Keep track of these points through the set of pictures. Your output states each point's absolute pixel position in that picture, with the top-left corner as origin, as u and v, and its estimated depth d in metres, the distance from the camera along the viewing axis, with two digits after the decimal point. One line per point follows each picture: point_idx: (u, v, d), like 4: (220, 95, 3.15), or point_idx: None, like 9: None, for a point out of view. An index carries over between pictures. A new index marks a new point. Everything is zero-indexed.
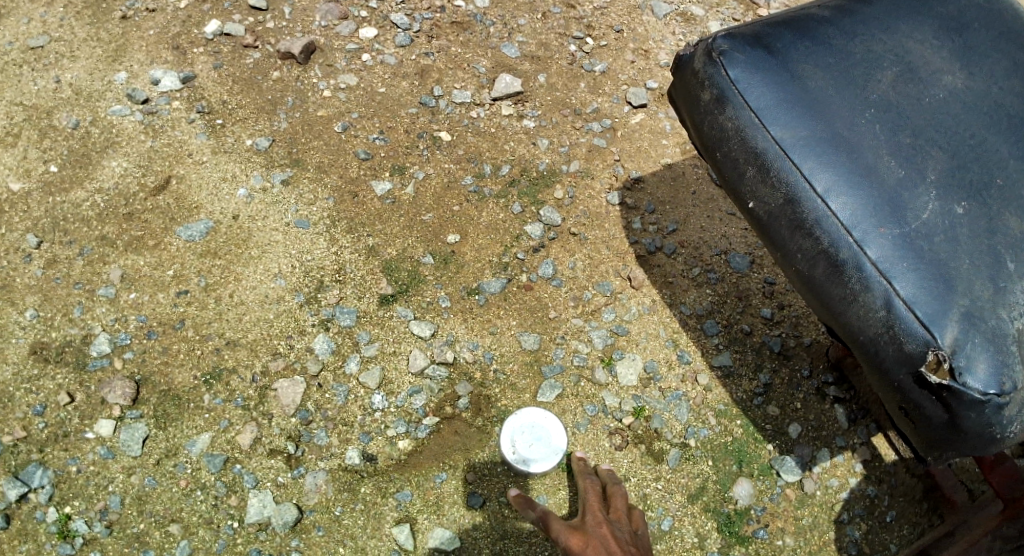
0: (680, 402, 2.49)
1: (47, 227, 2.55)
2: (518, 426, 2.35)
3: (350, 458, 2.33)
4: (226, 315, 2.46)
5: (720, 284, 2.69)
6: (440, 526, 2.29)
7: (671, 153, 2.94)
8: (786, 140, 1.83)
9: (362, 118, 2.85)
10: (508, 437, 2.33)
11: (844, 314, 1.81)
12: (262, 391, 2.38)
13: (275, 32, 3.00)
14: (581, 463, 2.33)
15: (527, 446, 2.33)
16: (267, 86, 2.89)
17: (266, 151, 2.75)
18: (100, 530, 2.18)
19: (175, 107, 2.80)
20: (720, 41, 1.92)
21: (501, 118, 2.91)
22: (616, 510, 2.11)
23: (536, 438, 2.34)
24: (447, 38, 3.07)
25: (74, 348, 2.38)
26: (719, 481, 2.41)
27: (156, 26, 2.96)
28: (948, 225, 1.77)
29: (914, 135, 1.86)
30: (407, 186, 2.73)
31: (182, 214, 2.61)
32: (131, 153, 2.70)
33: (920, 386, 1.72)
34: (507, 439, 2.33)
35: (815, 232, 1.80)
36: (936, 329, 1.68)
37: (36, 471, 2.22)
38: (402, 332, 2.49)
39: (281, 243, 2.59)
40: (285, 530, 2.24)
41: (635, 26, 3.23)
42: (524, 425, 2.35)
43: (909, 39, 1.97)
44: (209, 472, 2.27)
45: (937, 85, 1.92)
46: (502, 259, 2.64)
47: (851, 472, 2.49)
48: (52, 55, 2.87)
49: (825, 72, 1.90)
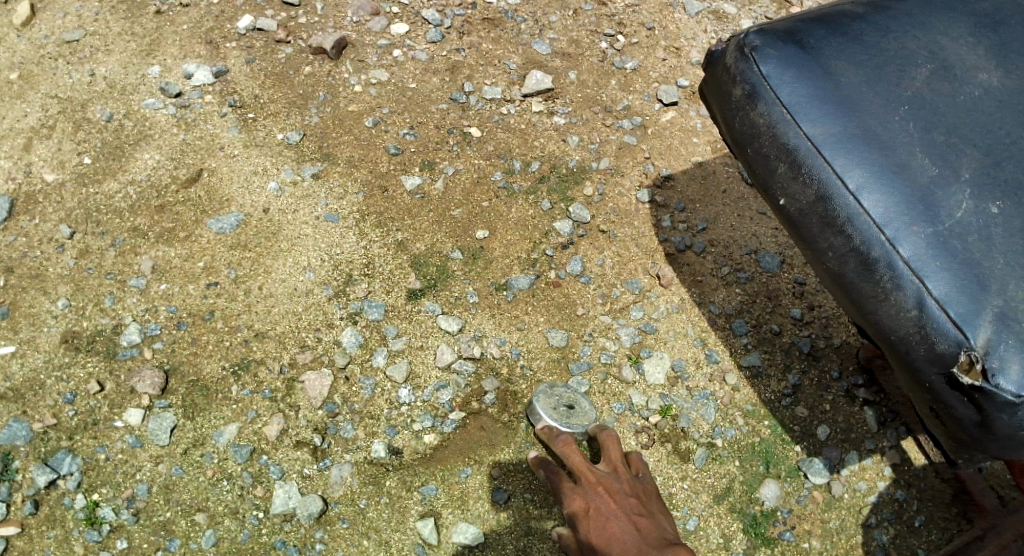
0: (707, 402, 2.49)
1: (80, 218, 2.58)
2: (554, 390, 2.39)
3: (376, 451, 2.33)
4: (255, 307, 2.48)
5: (749, 284, 2.67)
6: (464, 521, 2.29)
7: (701, 151, 2.93)
8: (818, 136, 1.82)
9: (392, 113, 2.86)
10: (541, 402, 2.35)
11: (875, 313, 1.79)
12: (290, 383, 2.39)
13: (307, 27, 3.02)
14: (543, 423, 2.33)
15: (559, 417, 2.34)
16: (299, 80, 2.91)
17: (297, 145, 2.77)
18: (127, 517, 2.20)
19: (207, 101, 2.83)
20: (752, 37, 1.92)
21: (532, 114, 2.92)
22: (609, 459, 2.23)
23: (569, 409, 2.37)
24: (478, 34, 3.08)
25: (105, 338, 2.40)
26: (746, 481, 2.40)
27: (189, 21, 3.00)
28: (982, 224, 1.75)
29: (948, 132, 1.84)
30: (437, 181, 2.74)
31: (213, 206, 2.63)
32: (163, 146, 2.73)
33: (952, 387, 1.70)
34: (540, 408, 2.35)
35: (846, 229, 1.79)
36: (968, 330, 1.65)
37: (66, 458, 2.25)
38: (430, 326, 2.50)
39: (311, 237, 2.61)
40: (310, 522, 2.24)
41: (666, 24, 3.23)
42: (562, 392, 2.40)
43: (944, 36, 1.95)
44: (236, 462, 2.28)
45: (973, 83, 1.90)
46: (531, 255, 2.64)
47: (879, 476, 2.47)
48: (86, 49, 2.90)
49: (858, 69, 1.89)
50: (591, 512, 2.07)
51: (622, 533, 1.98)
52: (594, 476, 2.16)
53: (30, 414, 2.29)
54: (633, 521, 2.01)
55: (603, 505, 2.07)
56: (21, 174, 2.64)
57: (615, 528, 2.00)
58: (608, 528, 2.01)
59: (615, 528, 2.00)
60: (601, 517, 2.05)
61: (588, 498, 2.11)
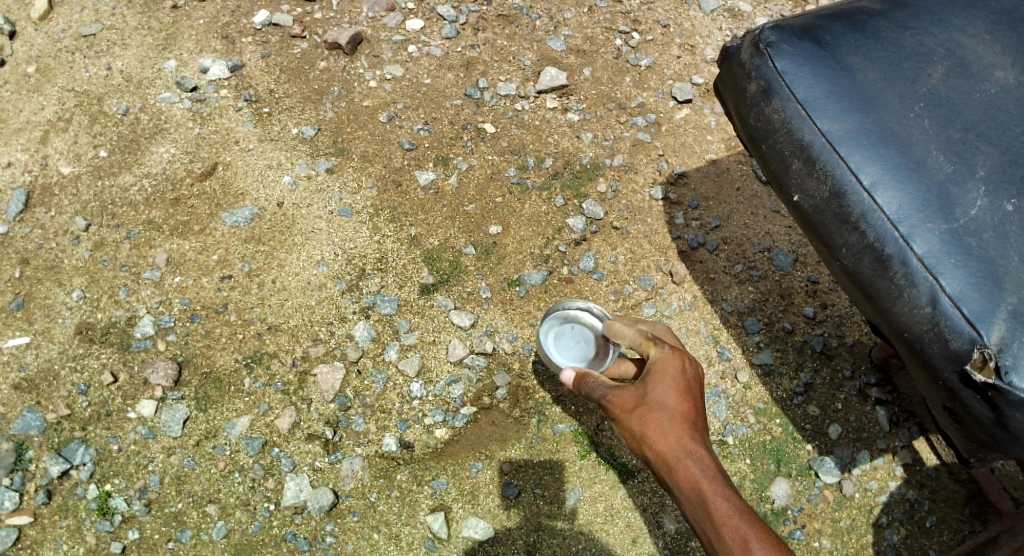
0: (718, 399, 2.49)
1: (96, 210, 2.59)
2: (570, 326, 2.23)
3: (387, 445, 2.34)
4: (268, 301, 2.49)
5: (762, 282, 2.67)
6: (474, 516, 2.29)
7: (715, 148, 2.92)
8: (833, 132, 1.83)
9: (407, 109, 2.87)
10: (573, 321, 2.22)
11: (889, 310, 1.80)
12: (302, 376, 2.40)
13: (323, 23, 3.04)
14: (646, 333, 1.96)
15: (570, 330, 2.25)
16: (314, 75, 2.92)
17: (312, 139, 2.78)
18: (139, 508, 2.21)
19: (223, 95, 2.84)
20: (768, 33, 1.93)
21: (546, 111, 2.93)
22: None
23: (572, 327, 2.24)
24: (493, 30, 3.09)
25: (118, 330, 2.41)
26: (757, 479, 2.41)
27: (206, 16, 3.01)
28: (998, 221, 1.75)
29: (964, 130, 1.83)
30: (450, 176, 2.75)
31: (228, 200, 2.64)
32: (179, 140, 2.74)
33: (966, 385, 1.70)
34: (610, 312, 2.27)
35: (861, 226, 1.80)
36: (982, 327, 1.66)
37: (79, 448, 2.26)
38: (442, 321, 2.51)
39: (324, 231, 2.62)
40: (321, 514, 2.25)
41: (681, 21, 3.23)
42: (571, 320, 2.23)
43: (962, 34, 1.94)
44: (247, 454, 2.29)
45: (989, 80, 1.90)
46: (544, 251, 2.65)
47: (891, 475, 2.46)
48: (103, 43, 2.92)
49: (875, 65, 1.89)
50: (692, 434, 1.74)
51: (764, 543, 1.59)
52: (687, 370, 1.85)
53: (44, 404, 2.30)
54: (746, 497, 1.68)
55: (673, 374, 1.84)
56: (38, 166, 2.66)
57: (730, 494, 1.65)
58: (741, 514, 1.63)
59: (759, 540, 1.60)
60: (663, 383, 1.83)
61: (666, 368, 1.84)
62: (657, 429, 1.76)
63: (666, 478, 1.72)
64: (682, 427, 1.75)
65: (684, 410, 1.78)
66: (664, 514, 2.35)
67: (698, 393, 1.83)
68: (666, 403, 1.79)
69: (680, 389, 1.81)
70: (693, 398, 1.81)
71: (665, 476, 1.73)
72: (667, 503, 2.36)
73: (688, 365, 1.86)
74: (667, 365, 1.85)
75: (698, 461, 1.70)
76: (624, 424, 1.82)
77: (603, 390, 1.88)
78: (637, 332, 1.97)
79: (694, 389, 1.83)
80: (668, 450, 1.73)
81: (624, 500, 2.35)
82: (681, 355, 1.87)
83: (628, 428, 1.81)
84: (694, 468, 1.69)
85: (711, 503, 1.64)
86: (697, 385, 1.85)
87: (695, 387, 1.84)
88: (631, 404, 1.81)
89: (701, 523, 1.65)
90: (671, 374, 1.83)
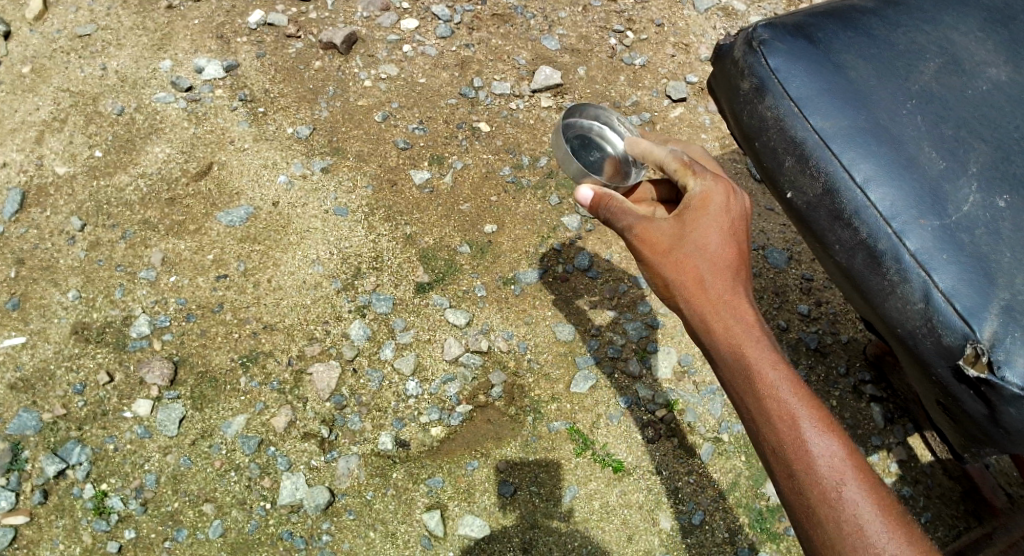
0: (714, 396, 2.53)
1: (91, 210, 2.59)
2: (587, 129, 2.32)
3: (383, 444, 2.34)
4: (264, 300, 2.49)
5: (757, 279, 2.68)
6: (470, 514, 2.29)
7: (710, 146, 2.94)
8: (826, 129, 1.85)
9: (402, 108, 2.88)
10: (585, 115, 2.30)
11: (883, 306, 1.81)
12: (297, 374, 2.40)
13: (318, 22, 3.05)
14: (682, 158, 1.84)
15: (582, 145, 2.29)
16: (309, 75, 2.93)
17: (307, 139, 2.78)
18: (135, 508, 2.21)
19: (218, 95, 2.85)
20: (761, 31, 1.97)
21: (541, 110, 2.95)
22: None
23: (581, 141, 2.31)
24: (487, 29, 3.10)
25: (114, 329, 2.42)
26: (752, 476, 2.43)
27: (200, 16, 3.02)
28: (990, 218, 1.77)
29: (956, 127, 1.86)
30: (446, 175, 2.76)
31: (223, 200, 2.65)
32: (174, 139, 2.74)
33: (959, 380, 1.71)
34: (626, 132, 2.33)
35: (853, 222, 1.81)
36: (975, 323, 1.67)
37: (75, 448, 2.25)
38: (437, 320, 2.52)
39: (320, 230, 2.62)
40: (317, 513, 2.24)
41: (675, 20, 3.25)
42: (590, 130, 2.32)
43: (954, 31, 1.99)
44: (244, 453, 2.29)
45: (982, 77, 1.93)
46: (539, 250, 2.67)
47: (887, 472, 2.46)
48: (98, 43, 2.92)
49: (868, 63, 1.92)
50: (733, 286, 1.69)
51: (812, 415, 1.56)
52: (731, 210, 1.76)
53: (40, 404, 2.30)
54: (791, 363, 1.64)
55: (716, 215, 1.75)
56: (33, 166, 2.66)
57: (774, 360, 1.60)
58: (787, 382, 1.58)
59: (807, 414, 1.56)
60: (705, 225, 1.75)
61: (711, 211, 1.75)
62: (695, 278, 1.70)
63: (703, 334, 1.68)
64: (724, 276, 1.69)
65: (726, 257, 1.71)
66: (660, 511, 2.35)
67: (742, 233, 1.75)
68: (706, 251, 1.71)
69: (722, 233, 1.73)
70: (736, 242, 1.74)
71: (702, 332, 1.69)
72: (663, 500, 2.37)
73: (733, 203, 1.77)
74: (714, 206, 1.76)
75: (739, 318, 1.65)
76: (657, 268, 1.77)
77: (633, 221, 1.82)
78: (673, 158, 1.85)
79: (738, 232, 1.75)
80: (706, 299, 1.68)
81: (620, 497, 2.35)
82: (725, 190, 1.78)
83: (661, 272, 1.75)
84: (736, 326, 1.64)
85: (754, 366, 1.60)
86: (742, 226, 1.76)
87: (740, 228, 1.76)
88: (665, 247, 1.75)
89: (741, 386, 1.61)
90: (713, 215, 1.75)
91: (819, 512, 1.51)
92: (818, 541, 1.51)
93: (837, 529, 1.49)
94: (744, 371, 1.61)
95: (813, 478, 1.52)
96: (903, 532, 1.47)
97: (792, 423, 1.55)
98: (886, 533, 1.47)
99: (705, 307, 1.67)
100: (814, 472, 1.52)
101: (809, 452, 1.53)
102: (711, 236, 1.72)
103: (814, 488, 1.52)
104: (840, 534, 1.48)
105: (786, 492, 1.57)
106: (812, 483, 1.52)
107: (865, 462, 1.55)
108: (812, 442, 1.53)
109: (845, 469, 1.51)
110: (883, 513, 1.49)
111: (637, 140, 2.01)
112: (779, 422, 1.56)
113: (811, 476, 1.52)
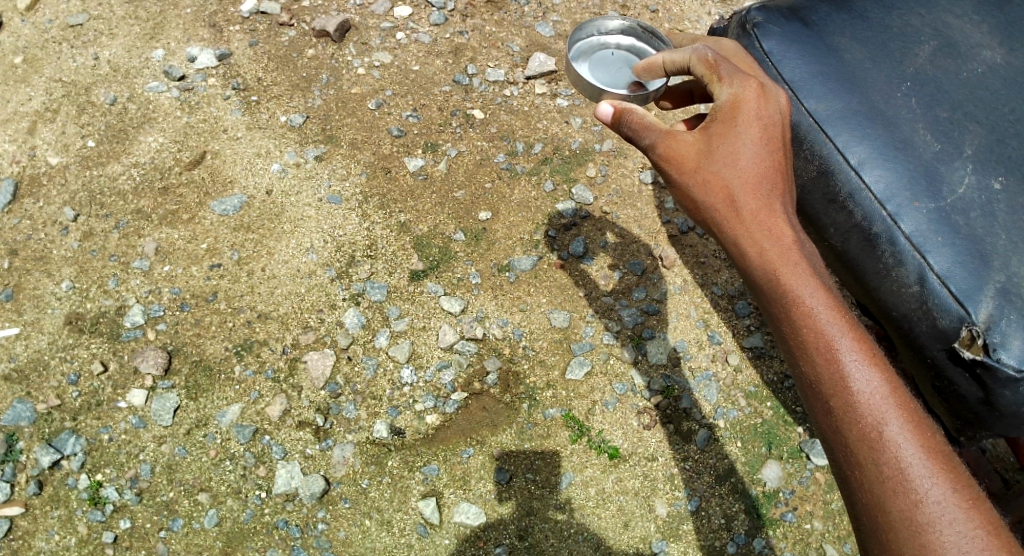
0: (710, 382, 2.52)
1: (84, 200, 2.58)
2: (601, 62, 2.12)
3: (378, 431, 2.33)
4: (259, 289, 2.48)
5: None
6: (465, 501, 2.28)
7: None
8: (820, 112, 1.85)
9: (395, 96, 2.87)
10: (589, 58, 2.14)
11: (878, 288, 1.82)
12: (292, 362, 2.39)
13: (311, 11, 3.04)
14: (708, 57, 1.61)
15: (605, 64, 2.11)
16: (302, 63, 2.92)
17: (301, 127, 2.77)
18: (130, 497, 2.20)
19: (211, 84, 2.83)
20: (754, 14, 1.98)
21: (535, 96, 2.95)
22: None
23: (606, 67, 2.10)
24: (481, 17, 3.10)
25: (108, 319, 2.40)
26: (748, 462, 2.43)
27: (193, 4, 3.00)
28: (985, 200, 1.76)
29: (951, 110, 1.86)
30: (440, 163, 2.75)
31: (216, 188, 2.63)
32: (167, 129, 2.73)
33: (955, 363, 1.71)
34: (660, 51, 2.13)
35: (848, 205, 1.81)
36: (971, 305, 1.67)
37: (69, 438, 2.25)
38: (433, 307, 2.51)
39: (313, 218, 2.61)
40: (312, 501, 2.24)
41: (670, 6, 3.24)
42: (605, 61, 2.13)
43: (949, 14, 2.00)
44: (238, 442, 2.28)
45: (977, 60, 1.94)
46: (534, 236, 2.66)
47: None
48: (91, 33, 2.90)
49: (861, 45, 1.93)
50: (768, 204, 1.51)
51: (855, 350, 1.41)
52: (763, 121, 1.57)
53: (35, 395, 2.29)
54: (832, 288, 1.48)
55: (746, 131, 1.55)
56: (26, 157, 2.65)
57: (815, 287, 1.44)
58: (828, 312, 1.43)
59: (849, 346, 1.41)
60: (735, 141, 1.55)
61: (739, 124, 1.55)
62: (725, 198, 1.53)
63: (737, 259, 1.52)
64: (757, 195, 1.52)
65: (760, 171, 1.53)
66: (656, 498, 2.35)
67: (778, 143, 1.57)
68: (737, 166, 1.54)
69: (754, 141, 1.55)
70: (771, 151, 1.56)
71: (735, 254, 1.53)
72: (658, 487, 2.36)
73: (765, 108, 1.58)
74: (745, 117, 1.56)
75: (774, 240, 1.48)
76: (684, 187, 1.60)
77: (655, 138, 1.62)
78: (697, 57, 1.62)
79: (773, 139, 1.57)
80: (740, 223, 1.51)
81: (616, 484, 2.35)
82: (757, 96, 1.58)
83: (688, 191, 1.59)
84: (772, 249, 1.47)
85: (792, 295, 1.44)
86: (776, 131, 1.58)
87: (774, 134, 1.57)
88: (691, 163, 1.58)
89: (778, 318, 1.46)
90: (743, 123, 1.56)
91: (859, 456, 1.38)
92: (858, 488, 1.39)
93: (877, 475, 1.36)
94: (781, 300, 1.45)
95: (854, 418, 1.39)
96: (949, 479, 1.35)
97: (832, 358, 1.40)
98: (931, 479, 1.34)
99: (736, 229, 1.51)
100: (855, 413, 1.39)
101: (850, 388, 1.39)
102: (741, 149, 1.54)
103: (856, 430, 1.38)
104: (881, 480, 1.36)
105: (824, 432, 1.44)
106: (853, 425, 1.39)
107: (909, 399, 1.42)
108: (854, 379, 1.39)
109: (888, 409, 1.38)
110: (928, 458, 1.36)
111: (649, 58, 1.76)
112: (818, 356, 1.42)
113: (852, 418, 1.39)
